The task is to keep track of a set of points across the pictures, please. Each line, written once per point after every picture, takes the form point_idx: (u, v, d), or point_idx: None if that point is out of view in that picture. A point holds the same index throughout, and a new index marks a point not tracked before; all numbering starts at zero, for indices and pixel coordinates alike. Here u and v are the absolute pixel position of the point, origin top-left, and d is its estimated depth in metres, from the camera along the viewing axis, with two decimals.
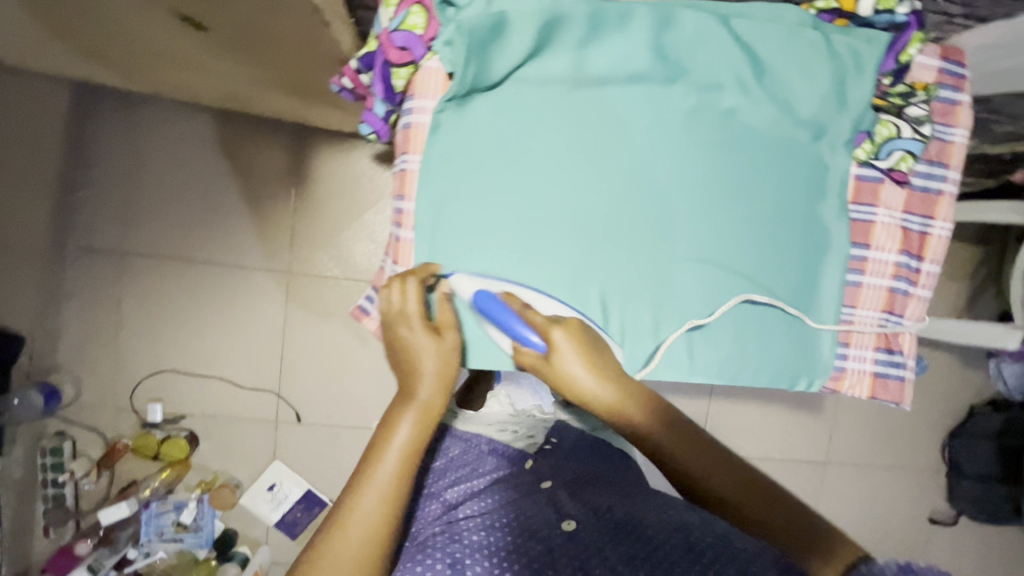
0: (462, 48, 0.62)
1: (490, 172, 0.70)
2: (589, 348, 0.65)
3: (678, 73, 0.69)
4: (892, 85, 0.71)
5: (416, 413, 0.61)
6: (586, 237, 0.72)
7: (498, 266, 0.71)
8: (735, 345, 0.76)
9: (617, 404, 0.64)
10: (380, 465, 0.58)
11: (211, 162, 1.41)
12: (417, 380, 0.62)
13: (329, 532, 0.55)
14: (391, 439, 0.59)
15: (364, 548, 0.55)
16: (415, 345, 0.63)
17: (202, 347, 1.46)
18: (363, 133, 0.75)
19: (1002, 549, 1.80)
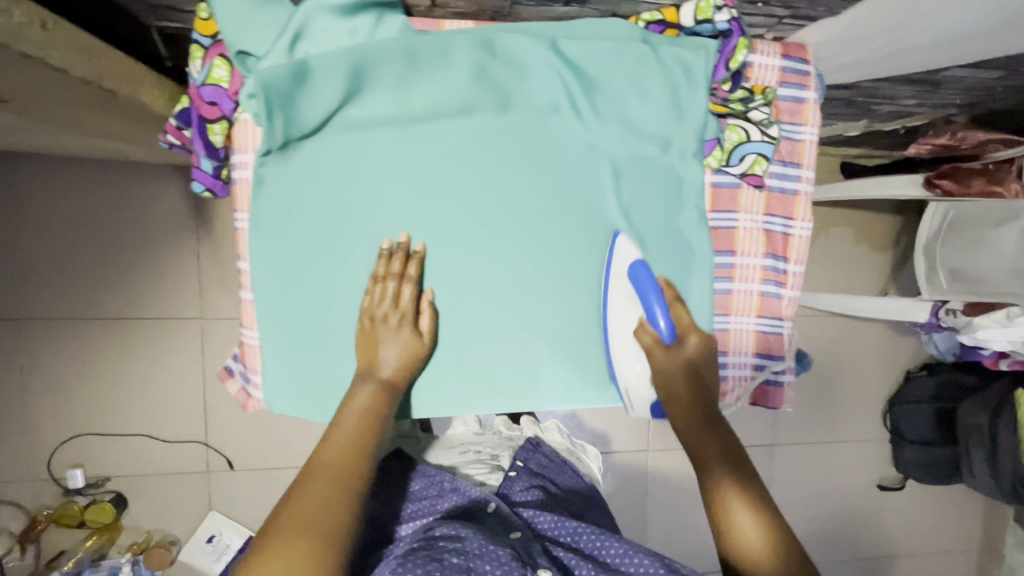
0: (264, 101, 0.58)
1: (324, 223, 0.66)
2: (701, 372, 0.70)
3: (510, 100, 0.67)
4: (731, 90, 0.68)
5: (374, 394, 0.65)
6: (437, 278, 0.70)
7: (348, 319, 0.68)
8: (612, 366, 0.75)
9: (695, 415, 0.69)
10: (345, 427, 0.63)
11: (103, 214, 1.35)
12: (383, 363, 0.66)
13: (303, 482, 0.59)
14: (352, 406, 0.64)
15: (325, 500, 0.58)
16: (392, 338, 0.66)
17: (119, 405, 1.40)
18: (196, 191, 0.71)
19: (950, 503, 1.85)
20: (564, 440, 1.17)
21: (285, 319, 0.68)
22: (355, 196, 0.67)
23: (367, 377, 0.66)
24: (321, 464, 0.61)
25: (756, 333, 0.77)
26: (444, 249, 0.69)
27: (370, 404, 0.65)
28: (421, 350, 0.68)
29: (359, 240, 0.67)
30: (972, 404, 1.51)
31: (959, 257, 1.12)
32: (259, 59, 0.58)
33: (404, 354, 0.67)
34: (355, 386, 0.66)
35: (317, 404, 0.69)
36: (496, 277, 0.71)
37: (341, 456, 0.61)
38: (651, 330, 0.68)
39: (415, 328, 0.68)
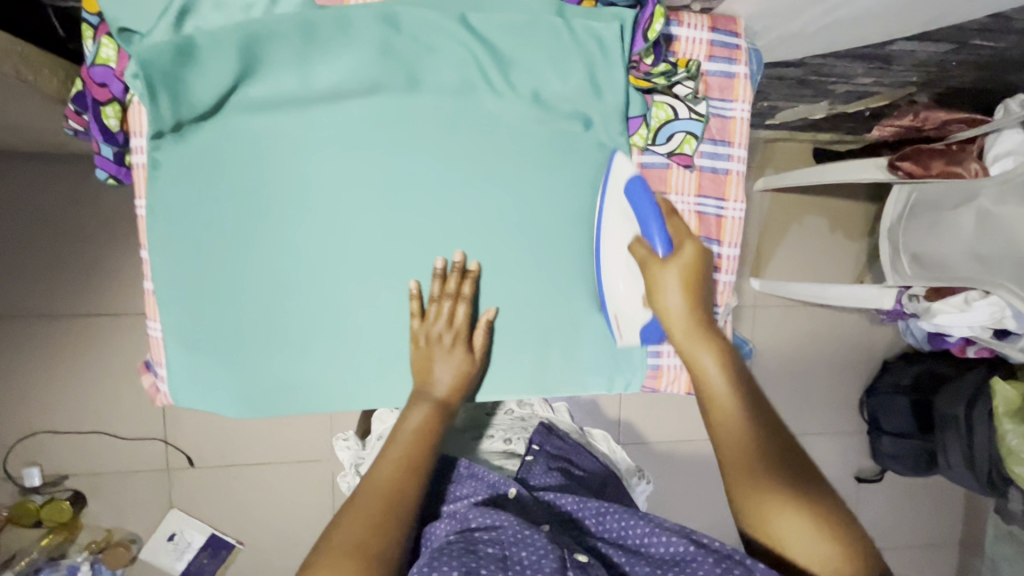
0: (145, 83, 0.55)
1: (225, 208, 0.63)
2: (701, 281, 0.66)
3: (419, 79, 0.64)
4: (653, 64, 0.64)
5: (426, 414, 0.64)
6: (349, 265, 0.67)
7: (255, 307, 0.66)
8: (538, 356, 0.72)
9: (694, 338, 0.64)
10: (394, 443, 0.62)
11: (54, 208, 1.32)
12: (438, 382, 0.66)
13: (353, 499, 0.57)
14: (404, 423, 0.63)
15: (374, 521, 0.55)
16: (443, 357, 0.66)
17: (75, 403, 1.38)
18: (100, 178, 0.68)
19: (928, 494, 1.83)
20: (574, 423, 1.06)
21: (188, 309, 0.65)
22: (257, 180, 0.63)
23: (419, 396, 0.65)
24: (372, 483, 0.58)
25: None
26: (356, 235, 0.66)
27: (424, 423, 0.64)
28: (474, 370, 0.68)
29: (265, 225, 0.64)
30: (948, 394, 1.48)
31: (921, 241, 1.09)
32: (142, 37, 0.55)
33: (459, 373, 0.67)
34: (409, 407, 0.65)
35: (228, 396, 0.67)
36: (414, 264, 0.68)
37: (389, 478, 0.59)
38: (645, 245, 0.66)
39: (470, 347, 0.68)
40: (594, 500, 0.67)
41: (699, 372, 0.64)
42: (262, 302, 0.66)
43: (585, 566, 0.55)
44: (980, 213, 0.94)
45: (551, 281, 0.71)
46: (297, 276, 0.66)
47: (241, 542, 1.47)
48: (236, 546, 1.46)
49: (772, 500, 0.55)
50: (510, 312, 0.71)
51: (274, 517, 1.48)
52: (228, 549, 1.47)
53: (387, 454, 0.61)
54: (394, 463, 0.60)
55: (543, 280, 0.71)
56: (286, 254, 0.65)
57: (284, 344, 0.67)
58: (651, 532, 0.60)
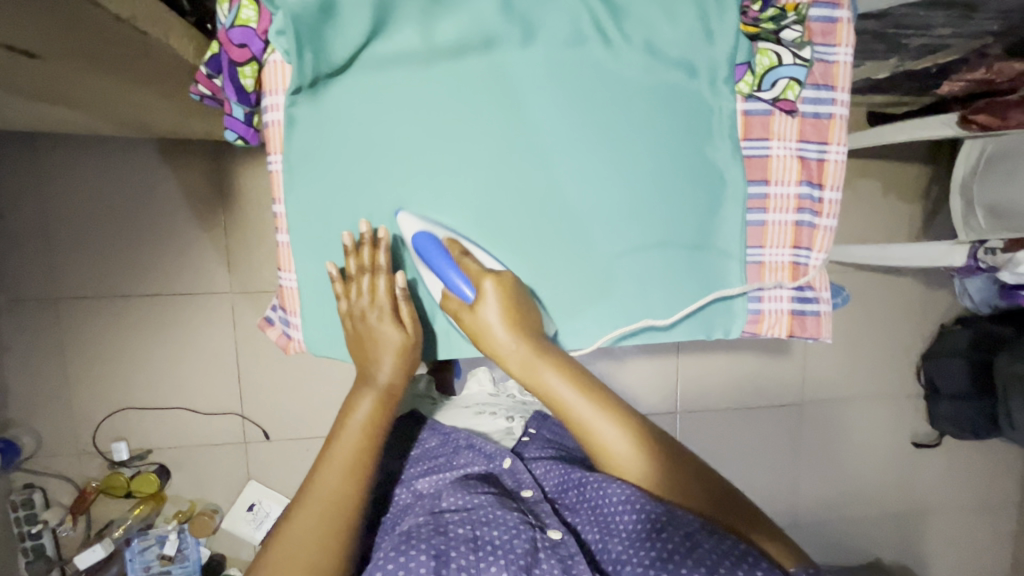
0: (294, 37, 0.58)
1: (355, 164, 0.67)
2: (518, 307, 0.67)
3: (533, 32, 0.66)
4: (761, 10, 0.66)
5: (373, 402, 0.68)
6: (468, 215, 0.70)
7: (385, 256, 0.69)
8: (644, 304, 0.75)
9: (530, 362, 0.67)
10: (337, 444, 0.66)
11: (132, 193, 1.38)
12: (377, 372, 0.68)
13: (294, 512, 0.63)
14: (348, 418, 0.67)
15: (322, 533, 0.61)
16: (380, 336, 0.67)
17: (157, 380, 1.45)
18: (229, 140, 0.71)
19: (986, 459, 1.82)
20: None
21: (320, 262, 0.68)
22: (382, 134, 0.66)
23: (365, 386, 0.68)
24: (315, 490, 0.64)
25: (791, 265, 0.76)
26: (473, 186, 0.69)
27: (370, 415, 0.67)
28: (410, 342, 0.68)
29: (390, 178, 0.68)
30: (1011, 353, 1.47)
31: (997, 192, 1.08)
32: None
33: (396, 357, 0.68)
34: (355, 397, 0.68)
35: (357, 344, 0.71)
36: (527, 213, 0.71)
37: (336, 488, 0.64)
38: (461, 300, 0.67)
39: (399, 321, 0.68)
40: (578, 474, 0.78)
41: (568, 412, 0.68)
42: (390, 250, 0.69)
43: (553, 545, 0.67)
44: None
45: (655, 231, 0.73)
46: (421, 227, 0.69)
47: None
48: None
49: (638, 474, 0.70)
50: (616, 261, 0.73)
51: None
52: None
53: (331, 461, 0.65)
54: (338, 469, 0.64)
55: (649, 229, 0.73)
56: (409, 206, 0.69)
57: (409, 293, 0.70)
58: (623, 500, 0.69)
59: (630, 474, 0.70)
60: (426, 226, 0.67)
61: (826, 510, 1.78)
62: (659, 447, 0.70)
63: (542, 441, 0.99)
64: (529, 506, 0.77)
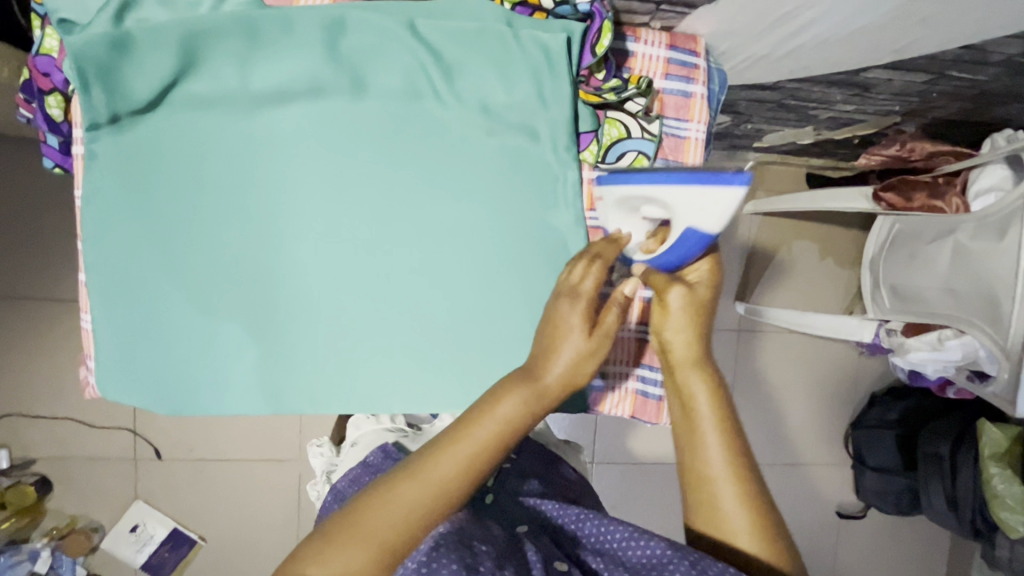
0: (75, 72, 0.55)
1: (162, 207, 0.63)
2: (706, 318, 0.63)
3: (364, 84, 0.64)
4: (603, 80, 0.64)
5: (524, 402, 0.54)
6: (285, 269, 0.66)
7: (192, 306, 0.65)
8: (475, 373, 0.70)
9: (687, 373, 0.62)
10: (470, 434, 0.52)
11: (41, 194, 1.34)
12: (547, 371, 0.55)
13: (389, 483, 0.50)
14: (492, 411, 0.53)
15: (416, 516, 0.49)
16: (562, 321, 0.57)
17: (49, 387, 1.39)
18: (47, 167, 0.68)
19: (913, 536, 1.77)
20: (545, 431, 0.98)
21: (123, 305, 0.64)
22: (196, 177, 0.63)
23: (525, 380, 0.55)
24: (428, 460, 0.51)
25: (637, 343, 0.72)
26: (296, 237, 0.66)
27: (514, 419, 0.53)
28: (590, 355, 0.56)
29: (204, 223, 0.64)
30: (931, 432, 1.44)
31: (901, 273, 1.05)
32: (80, 28, 0.55)
33: (573, 365, 0.56)
34: (507, 385, 0.55)
35: (159, 393, 0.66)
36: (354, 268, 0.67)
37: (449, 473, 0.50)
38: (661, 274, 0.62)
39: (595, 324, 0.57)
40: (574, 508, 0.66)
41: (689, 406, 0.61)
42: (197, 300, 0.65)
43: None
44: (957, 247, 0.91)
45: (494, 296, 0.69)
46: (238, 276, 0.65)
47: (204, 537, 1.47)
48: (197, 541, 1.45)
49: (720, 504, 0.57)
50: (447, 329, 0.69)
51: (237, 513, 1.47)
52: (190, 544, 1.46)
53: (454, 446, 0.51)
54: (458, 457, 0.51)
55: (485, 294, 0.69)
56: (225, 253, 0.65)
57: (217, 345, 0.66)
58: (634, 534, 0.58)
59: (719, 507, 0.57)
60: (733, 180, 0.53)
61: None
62: (762, 503, 0.57)
63: (528, 462, 0.84)
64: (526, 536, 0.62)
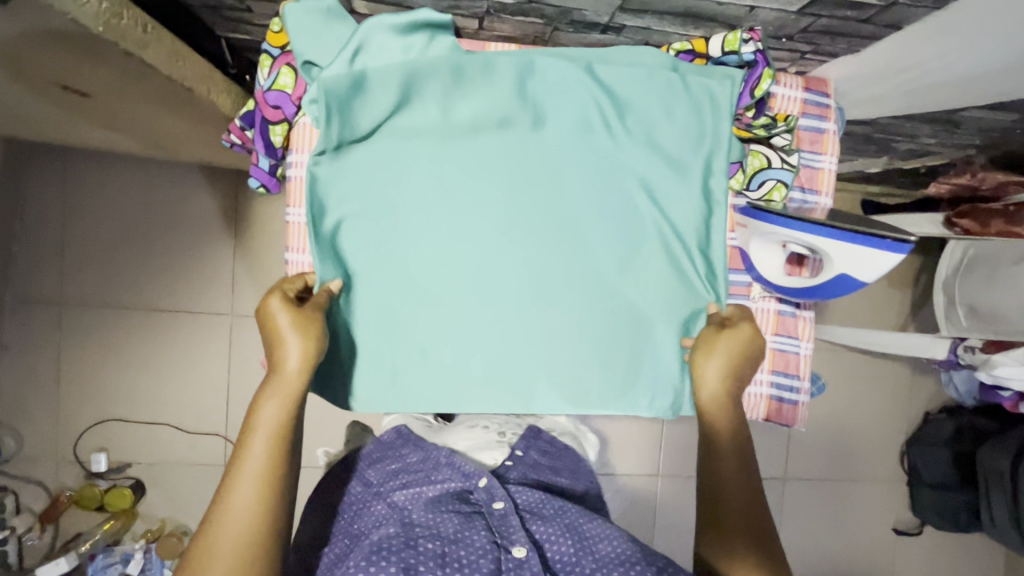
0: (324, 106, 0.65)
1: (367, 224, 0.72)
2: (744, 362, 0.71)
3: (544, 119, 0.72)
4: (753, 118, 0.73)
5: (280, 399, 0.61)
6: (464, 283, 0.74)
7: (384, 313, 0.73)
8: (629, 378, 0.78)
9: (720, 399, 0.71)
10: (249, 452, 0.58)
11: (148, 210, 1.42)
12: (282, 359, 0.62)
13: (207, 529, 0.55)
14: (256, 422, 0.60)
15: (239, 550, 0.54)
16: (275, 319, 0.65)
17: (147, 394, 1.46)
18: (251, 186, 0.76)
19: (968, 554, 1.80)
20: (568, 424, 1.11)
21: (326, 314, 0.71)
22: (398, 201, 0.71)
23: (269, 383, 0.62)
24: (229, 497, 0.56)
25: (771, 350, 0.79)
26: (476, 254, 0.74)
27: (277, 416, 0.60)
28: (313, 339, 0.64)
29: (402, 239, 0.72)
30: (991, 447, 1.48)
31: (978, 291, 1.12)
32: (322, 69, 0.65)
33: (304, 349, 0.63)
34: (259, 397, 0.61)
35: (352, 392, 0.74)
36: (522, 283, 0.75)
37: (251, 503, 0.56)
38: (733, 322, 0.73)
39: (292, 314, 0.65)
40: (558, 501, 0.78)
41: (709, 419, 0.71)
42: (389, 307, 0.73)
43: (518, 565, 0.66)
44: None
45: (652, 308, 0.76)
46: (423, 290, 0.73)
47: None
48: None
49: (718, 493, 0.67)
50: (604, 340, 0.77)
51: None
52: None
53: (246, 464, 0.58)
54: (247, 484, 0.57)
55: (647, 305, 0.76)
56: (415, 268, 0.73)
57: (410, 348, 0.74)
58: (607, 534, 0.72)
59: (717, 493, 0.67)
60: (880, 265, 0.65)
61: None
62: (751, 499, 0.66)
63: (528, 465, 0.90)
64: (496, 521, 0.74)
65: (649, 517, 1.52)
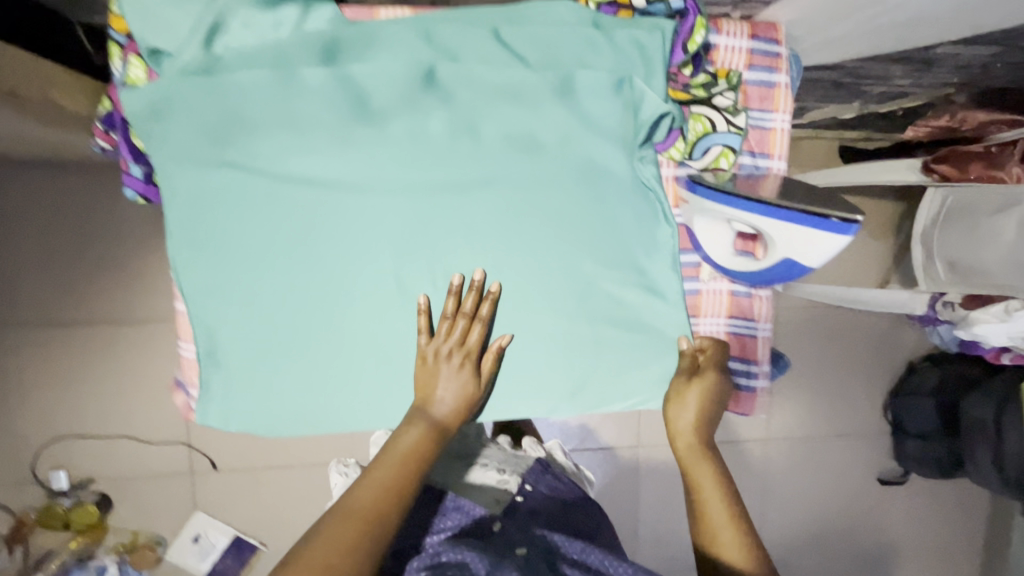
0: (188, 90, 0.57)
1: (238, 233, 0.62)
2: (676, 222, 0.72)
3: (451, 93, 0.62)
4: (691, 76, 0.65)
5: (422, 433, 0.63)
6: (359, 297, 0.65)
7: (273, 332, 0.65)
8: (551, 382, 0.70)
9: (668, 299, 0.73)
10: (385, 464, 0.60)
11: (78, 213, 1.32)
12: (436, 403, 0.65)
13: (332, 519, 0.55)
14: (397, 444, 0.62)
15: (360, 544, 0.54)
16: (442, 373, 0.65)
17: (100, 408, 1.39)
18: (129, 198, 0.67)
19: (953, 497, 1.80)
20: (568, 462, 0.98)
21: (239, 330, 0.65)
22: (276, 202, 0.61)
23: (418, 414, 0.64)
24: (355, 500, 0.57)
25: (727, 336, 0.73)
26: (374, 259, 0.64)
27: (417, 444, 0.63)
28: (473, 392, 0.66)
29: (293, 249, 0.63)
30: (976, 396, 1.44)
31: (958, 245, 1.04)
32: (173, 57, 0.57)
33: (457, 395, 0.65)
34: (405, 424, 0.64)
35: (278, 411, 0.67)
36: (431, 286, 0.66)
37: (371, 502, 0.57)
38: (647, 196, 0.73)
39: (476, 370, 0.66)
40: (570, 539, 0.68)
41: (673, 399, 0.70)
42: (280, 324, 0.65)
43: None
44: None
45: (597, 291, 0.68)
46: (314, 302, 0.64)
47: (264, 543, 1.47)
48: (260, 547, 1.45)
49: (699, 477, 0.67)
50: (523, 341, 0.68)
51: (294, 520, 1.47)
52: (252, 551, 1.46)
53: (378, 475, 0.60)
54: (383, 486, 0.58)
55: (593, 290, 0.68)
56: (304, 284, 0.64)
57: (332, 362, 0.66)
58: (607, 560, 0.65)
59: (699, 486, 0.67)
60: (829, 243, 0.59)
61: (792, 548, 1.73)
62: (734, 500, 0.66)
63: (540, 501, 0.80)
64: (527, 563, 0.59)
65: (632, 493, 1.41)
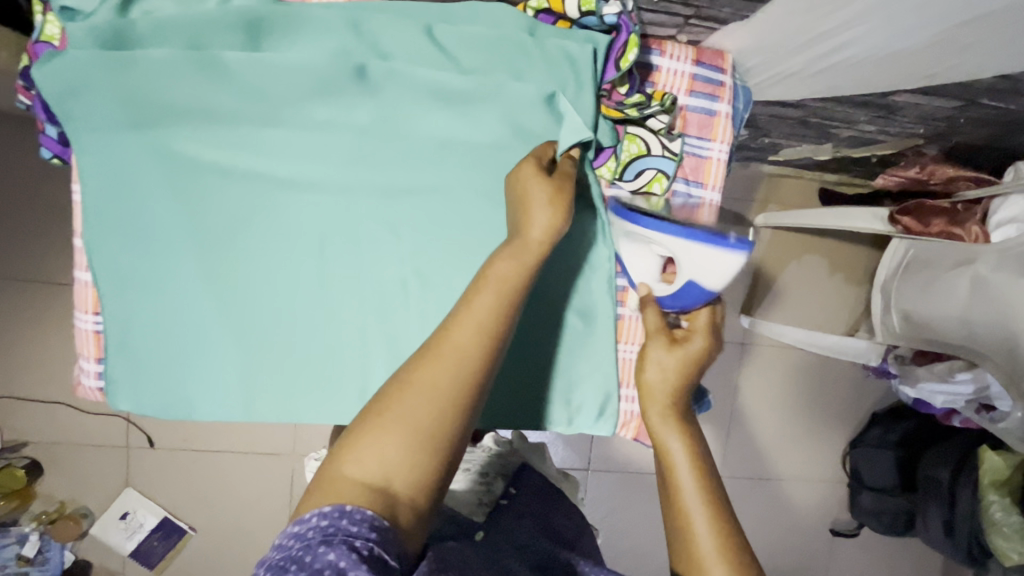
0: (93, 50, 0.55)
1: (144, 204, 0.61)
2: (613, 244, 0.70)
3: (377, 84, 0.60)
4: (626, 94, 0.62)
5: (517, 264, 0.52)
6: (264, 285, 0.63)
7: (167, 311, 0.62)
8: None
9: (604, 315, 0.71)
10: (473, 303, 0.50)
11: (32, 170, 1.27)
12: (532, 228, 0.53)
13: (405, 375, 0.48)
14: (487, 275, 0.52)
15: (438, 397, 0.47)
16: (534, 194, 0.55)
17: (37, 371, 1.34)
18: (45, 157, 0.66)
19: (903, 556, 1.76)
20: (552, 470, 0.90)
21: (133, 304, 0.62)
22: (186, 178, 0.60)
23: (512, 241, 0.54)
24: (442, 345, 0.49)
25: None
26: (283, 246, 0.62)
27: (511, 273, 0.52)
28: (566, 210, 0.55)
29: (200, 228, 0.61)
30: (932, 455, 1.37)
31: (915, 299, 1.01)
32: (86, 17, 0.56)
33: (551, 225, 0.54)
34: (495, 257, 0.53)
35: (165, 395, 0.63)
36: (340, 281, 0.63)
37: (463, 349, 0.48)
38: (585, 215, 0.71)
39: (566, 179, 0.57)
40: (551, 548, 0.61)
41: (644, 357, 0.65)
42: (176, 304, 0.62)
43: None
44: (975, 279, 0.87)
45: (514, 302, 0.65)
46: (213, 284, 0.62)
47: (193, 528, 1.43)
48: (187, 531, 1.41)
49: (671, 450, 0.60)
50: None
51: (226, 507, 1.43)
52: (180, 533, 1.43)
53: (466, 316, 0.50)
54: (466, 327, 0.49)
55: None
56: (206, 265, 0.62)
57: (228, 349, 0.63)
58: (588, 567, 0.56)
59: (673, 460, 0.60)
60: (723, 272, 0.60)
61: None
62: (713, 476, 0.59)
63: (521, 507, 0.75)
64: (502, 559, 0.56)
65: None
